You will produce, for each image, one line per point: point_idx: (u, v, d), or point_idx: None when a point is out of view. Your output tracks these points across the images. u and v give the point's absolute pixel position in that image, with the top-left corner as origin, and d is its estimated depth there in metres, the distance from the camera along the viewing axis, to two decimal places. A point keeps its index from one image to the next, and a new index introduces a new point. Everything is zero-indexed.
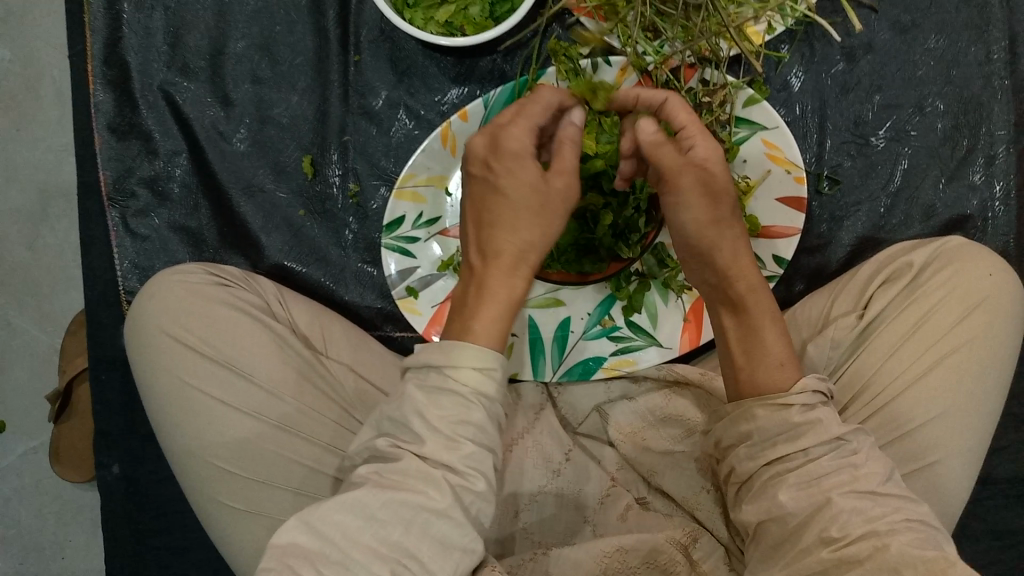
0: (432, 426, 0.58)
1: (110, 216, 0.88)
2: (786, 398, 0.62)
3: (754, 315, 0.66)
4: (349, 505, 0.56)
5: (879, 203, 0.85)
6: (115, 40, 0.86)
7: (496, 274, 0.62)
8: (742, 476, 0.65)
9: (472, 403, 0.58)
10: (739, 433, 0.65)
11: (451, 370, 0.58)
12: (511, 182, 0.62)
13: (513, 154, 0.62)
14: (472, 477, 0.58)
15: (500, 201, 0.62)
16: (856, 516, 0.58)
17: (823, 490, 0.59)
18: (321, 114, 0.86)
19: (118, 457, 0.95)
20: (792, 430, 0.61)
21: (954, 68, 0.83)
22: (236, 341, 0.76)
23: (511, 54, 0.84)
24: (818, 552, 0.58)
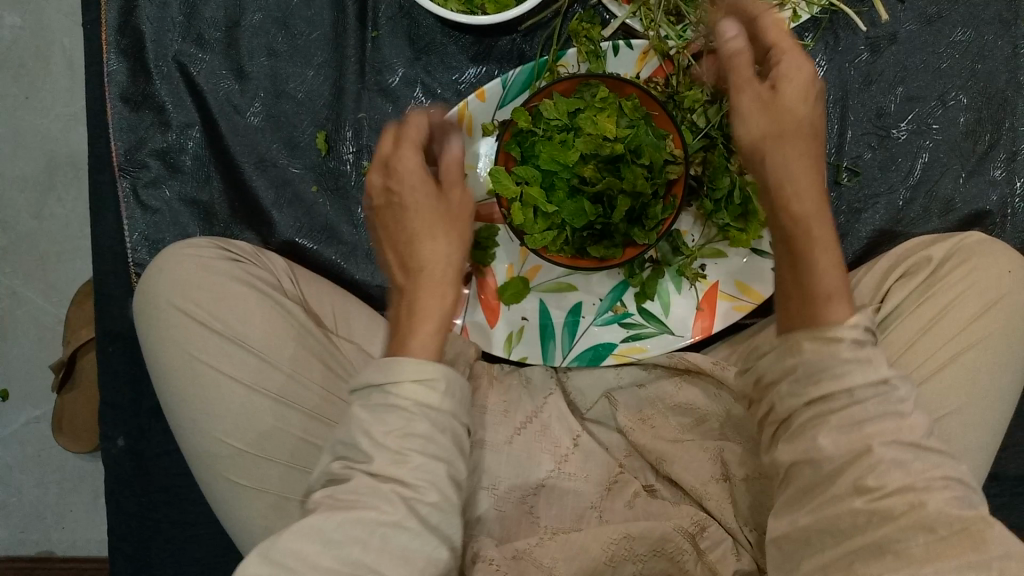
0: (377, 441, 0.55)
1: (121, 187, 0.87)
2: (835, 330, 0.54)
3: (812, 239, 0.57)
4: (304, 530, 0.53)
5: (898, 196, 0.84)
6: (129, 8, 0.84)
7: (433, 292, 0.60)
8: (779, 415, 0.57)
9: (416, 416, 0.55)
10: (783, 367, 0.56)
11: (392, 386, 0.56)
12: (421, 205, 0.63)
13: (406, 174, 0.63)
14: (423, 489, 0.55)
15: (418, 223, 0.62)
16: (898, 469, 0.52)
17: (864, 437, 0.53)
18: (337, 89, 0.85)
19: (123, 430, 0.94)
20: (840, 366, 0.54)
21: (981, 61, 0.82)
22: (247, 318, 0.75)
23: (532, 34, 0.83)
24: (851, 502, 0.52)
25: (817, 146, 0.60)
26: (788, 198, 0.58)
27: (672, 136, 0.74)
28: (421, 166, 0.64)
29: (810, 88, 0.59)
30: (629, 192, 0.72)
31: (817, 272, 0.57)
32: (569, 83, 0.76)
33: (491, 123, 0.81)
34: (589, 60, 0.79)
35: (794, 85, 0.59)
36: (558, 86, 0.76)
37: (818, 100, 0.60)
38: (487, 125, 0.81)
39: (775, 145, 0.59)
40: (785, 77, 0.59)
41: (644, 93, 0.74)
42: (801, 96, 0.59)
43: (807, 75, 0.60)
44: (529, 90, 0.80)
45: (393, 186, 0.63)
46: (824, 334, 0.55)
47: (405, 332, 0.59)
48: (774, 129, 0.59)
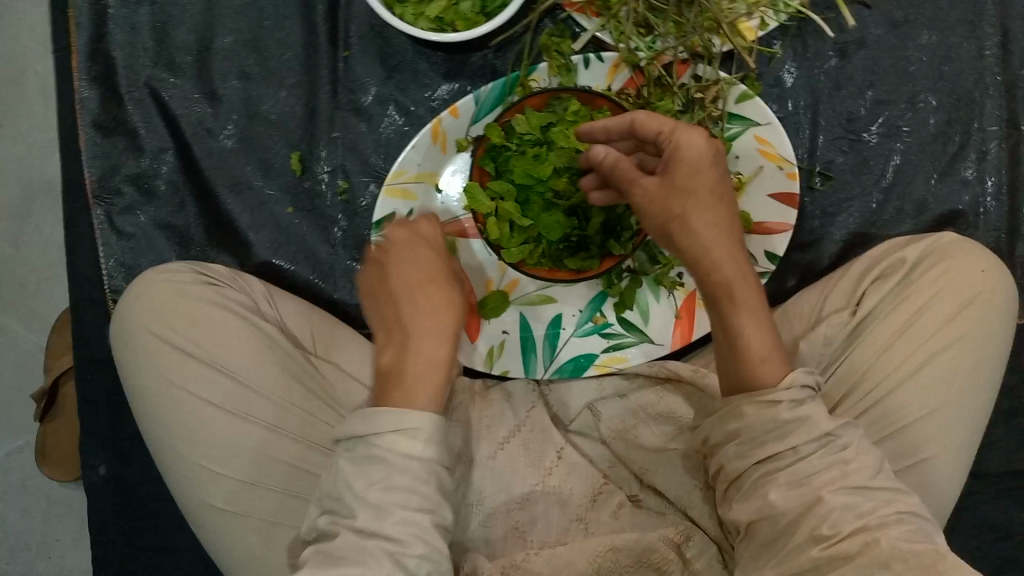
0: (361, 496, 0.58)
1: (96, 214, 0.86)
2: (774, 394, 0.60)
3: (739, 304, 0.63)
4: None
5: (872, 198, 0.85)
6: (100, 35, 0.84)
7: (426, 344, 0.65)
8: (732, 474, 0.64)
9: (398, 467, 0.58)
10: (727, 431, 0.64)
11: (375, 438, 0.59)
12: (410, 274, 0.69)
13: (395, 266, 0.70)
14: (408, 541, 0.57)
15: (398, 292, 0.68)
16: (848, 512, 0.58)
17: (813, 489, 0.59)
18: (310, 110, 0.85)
19: (105, 458, 0.94)
20: (780, 428, 0.60)
21: (947, 63, 0.83)
22: (225, 342, 0.75)
23: (502, 49, 0.83)
24: (809, 550, 0.57)
25: (724, 205, 0.64)
26: (708, 273, 0.63)
27: None
28: (413, 254, 0.70)
29: (702, 164, 0.62)
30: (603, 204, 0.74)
31: (745, 335, 0.63)
32: (540, 97, 0.75)
33: (466, 139, 0.81)
34: (561, 75, 0.79)
35: (688, 163, 0.62)
36: (530, 102, 0.75)
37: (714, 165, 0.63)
38: (462, 140, 0.81)
39: (685, 221, 0.63)
40: (679, 158, 0.62)
41: (615, 106, 0.73)
42: (695, 173, 0.62)
43: (699, 148, 0.62)
44: (502, 104, 0.80)
45: (386, 276, 0.70)
46: (763, 398, 0.61)
47: (402, 388, 0.63)
48: (679, 209, 0.63)
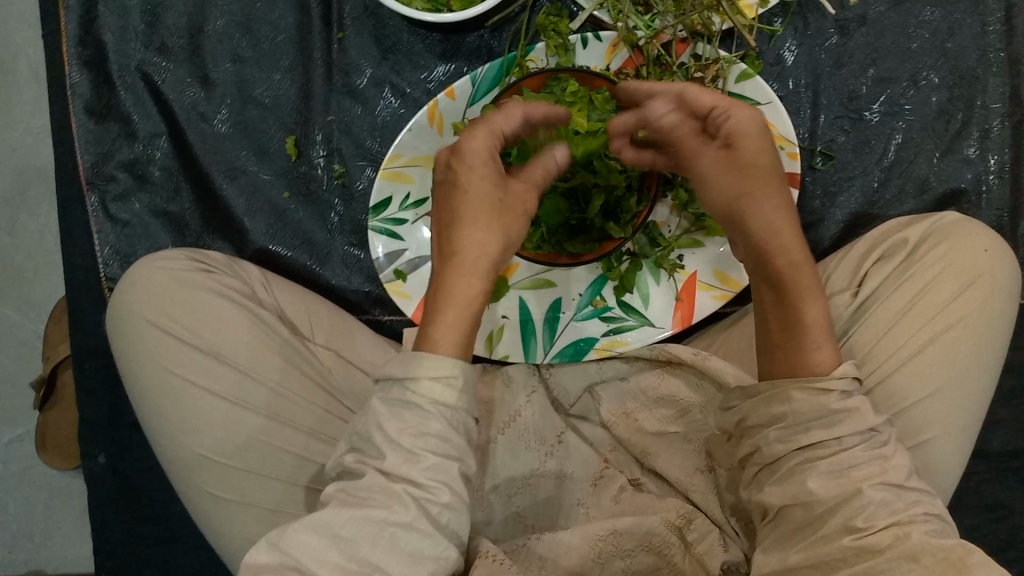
0: (391, 439, 0.56)
1: (89, 201, 0.85)
2: (828, 381, 0.59)
3: (802, 290, 0.63)
4: (314, 525, 0.55)
5: (873, 177, 0.84)
6: (90, 20, 0.83)
7: (462, 282, 0.59)
8: (766, 458, 0.63)
9: (431, 414, 0.56)
10: (770, 415, 0.62)
11: (411, 383, 0.56)
12: (480, 187, 0.60)
13: (474, 157, 0.60)
14: (435, 489, 0.56)
15: (471, 203, 0.60)
16: (883, 508, 0.57)
17: (853, 481, 0.58)
18: (305, 93, 0.83)
19: (104, 446, 0.93)
20: (828, 416, 0.59)
21: (950, 40, 0.82)
22: (221, 328, 0.75)
23: (499, 29, 0.82)
24: (839, 539, 0.57)
25: (783, 189, 0.65)
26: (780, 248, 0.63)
27: None
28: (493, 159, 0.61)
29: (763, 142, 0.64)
30: (603, 186, 0.72)
31: (808, 322, 0.62)
32: (538, 78, 0.73)
33: (462, 122, 0.79)
34: (558, 54, 0.78)
35: (751, 141, 0.64)
36: (528, 82, 0.73)
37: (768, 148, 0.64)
38: (458, 123, 0.79)
39: (753, 199, 0.64)
40: (737, 137, 0.64)
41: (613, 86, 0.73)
42: (756, 153, 0.64)
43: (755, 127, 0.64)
44: (499, 86, 0.79)
45: (455, 162, 0.61)
46: (816, 384, 0.59)
47: (439, 325, 0.58)
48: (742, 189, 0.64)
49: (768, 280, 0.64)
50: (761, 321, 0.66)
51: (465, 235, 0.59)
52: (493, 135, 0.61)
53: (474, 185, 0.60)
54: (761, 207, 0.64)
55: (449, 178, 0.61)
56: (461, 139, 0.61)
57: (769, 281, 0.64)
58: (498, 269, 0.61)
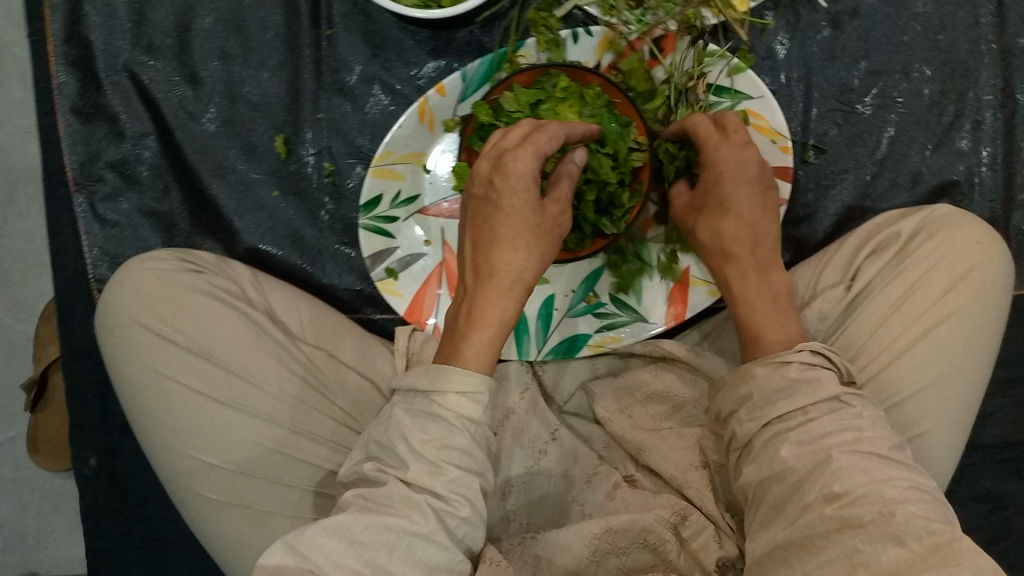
0: (414, 450, 0.57)
1: (77, 202, 0.84)
2: (785, 356, 0.62)
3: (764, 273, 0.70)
4: (332, 528, 0.54)
5: (866, 170, 0.83)
6: (75, 18, 0.82)
7: (495, 301, 0.62)
8: (742, 441, 0.63)
9: (455, 428, 0.57)
10: (739, 396, 0.64)
11: (437, 396, 0.58)
12: (520, 213, 0.62)
13: (518, 183, 0.61)
14: (455, 502, 0.56)
15: (509, 228, 0.62)
16: (860, 474, 0.55)
17: (824, 448, 0.58)
18: (294, 91, 0.83)
19: (95, 449, 0.93)
20: (788, 387, 0.61)
21: (942, 32, 0.82)
22: (212, 329, 0.74)
23: (489, 25, 0.81)
24: (822, 509, 0.55)
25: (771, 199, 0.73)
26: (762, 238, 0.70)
27: (635, 124, 0.72)
28: (534, 182, 0.62)
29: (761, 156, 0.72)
30: (594, 181, 0.71)
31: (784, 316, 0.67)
32: (528, 74, 0.72)
33: (452, 119, 0.79)
34: (548, 50, 0.77)
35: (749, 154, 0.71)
36: (518, 78, 0.72)
37: (740, 183, 0.70)
38: (449, 120, 0.79)
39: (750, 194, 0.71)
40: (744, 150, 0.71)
41: (603, 79, 0.71)
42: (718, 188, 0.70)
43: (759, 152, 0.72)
44: (489, 82, 0.78)
45: (497, 182, 0.62)
46: (780, 359, 0.62)
47: (470, 337, 0.61)
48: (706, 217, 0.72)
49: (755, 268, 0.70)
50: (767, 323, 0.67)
51: (502, 259, 0.62)
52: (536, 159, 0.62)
53: (512, 212, 0.62)
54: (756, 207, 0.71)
55: (490, 198, 0.63)
56: (504, 160, 0.62)
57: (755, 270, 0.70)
58: (529, 287, 0.64)
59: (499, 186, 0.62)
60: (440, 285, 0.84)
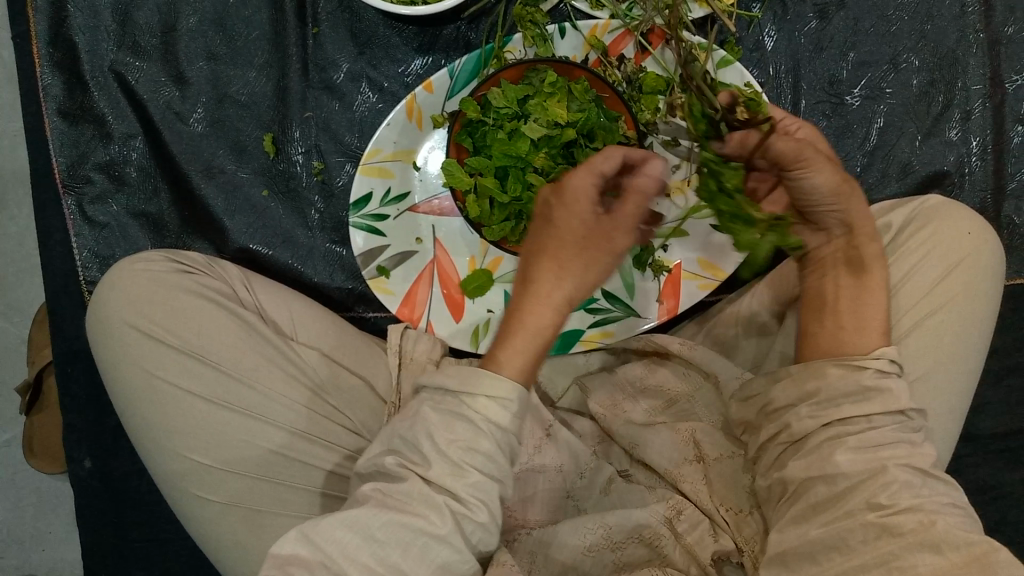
0: (440, 450, 0.55)
1: (66, 204, 0.84)
2: (862, 359, 0.61)
3: (869, 270, 0.66)
4: (351, 521, 0.54)
5: (856, 162, 0.83)
6: (59, 19, 0.82)
7: (540, 313, 0.58)
8: (795, 435, 0.62)
9: (483, 432, 0.55)
10: (802, 392, 0.63)
11: (467, 398, 0.55)
12: (570, 223, 0.57)
13: (578, 198, 0.58)
14: (474, 507, 0.55)
15: (558, 237, 0.58)
16: (907, 490, 0.56)
17: (879, 458, 0.57)
18: (281, 89, 0.82)
19: (90, 452, 0.92)
20: (860, 393, 0.60)
21: (929, 22, 0.82)
22: (202, 330, 0.74)
23: (476, 21, 0.81)
24: (863, 516, 0.56)
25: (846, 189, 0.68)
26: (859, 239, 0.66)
27: (623, 118, 0.72)
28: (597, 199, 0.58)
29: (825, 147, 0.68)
30: None
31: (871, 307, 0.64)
32: (515, 70, 0.72)
33: (441, 115, 0.79)
34: (535, 45, 0.77)
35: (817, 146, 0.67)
36: (506, 74, 0.72)
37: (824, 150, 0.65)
38: (437, 116, 0.79)
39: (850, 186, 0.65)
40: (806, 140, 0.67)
41: (591, 74, 0.71)
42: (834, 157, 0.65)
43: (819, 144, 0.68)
44: (477, 78, 0.78)
45: (553, 197, 0.59)
46: (852, 362, 0.61)
47: (509, 344, 0.57)
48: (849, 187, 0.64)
49: (846, 266, 0.66)
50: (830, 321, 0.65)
51: (546, 268, 0.58)
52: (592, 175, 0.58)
53: (564, 222, 0.58)
54: (853, 201, 0.65)
55: (546, 211, 0.59)
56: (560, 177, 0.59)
57: (848, 267, 0.66)
58: (573, 304, 0.59)
59: (552, 198, 0.59)
60: (432, 283, 0.83)
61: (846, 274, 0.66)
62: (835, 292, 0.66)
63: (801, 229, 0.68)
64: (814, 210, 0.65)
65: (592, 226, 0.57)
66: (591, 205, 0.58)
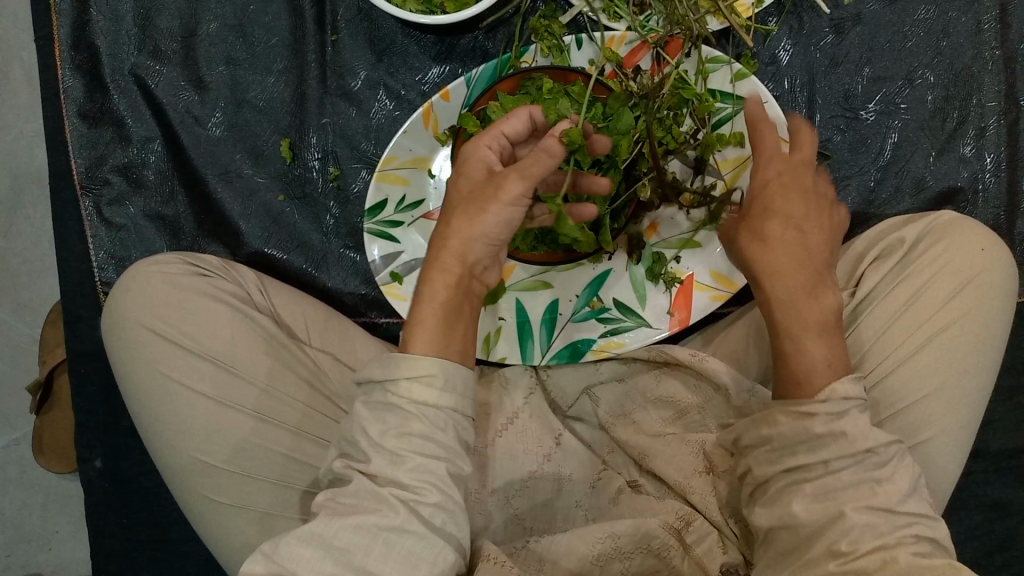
0: (376, 443, 0.56)
1: (84, 206, 0.85)
2: (808, 407, 0.59)
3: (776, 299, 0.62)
4: (306, 535, 0.55)
5: (869, 177, 0.84)
6: (82, 23, 0.83)
7: (436, 278, 0.60)
8: (757, 479, 0.63)
9: (412, 415, 0.56)
10: (758, 435, 0.62)
11: (392, 385, 0.57)
12: (465, 185, 0.62)
13: (468, 164, 0.62)
14: (422, 490, 0.55)
15: (449, 203, 0.62)
16: (869, 531, 0.56)
17: (837, 503, 0.57)
18: (299, 95, 0.83)
19: (101, 451, 0.93)
20: (814, 440, 0.58)
21: (945, 38, 0.82)
22: (217, 332, 0.74)
23: (494, 30, 0.82)
24: (826, 564, 0.56)
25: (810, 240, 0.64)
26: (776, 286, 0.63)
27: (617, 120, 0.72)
28: (487, 159, 0.63)
29: (779, 192, 0.64)
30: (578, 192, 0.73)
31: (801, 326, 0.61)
32: (512, 80, 0.74)
33: (444, 133, 0.80)
34: (552, 56, 0.78)
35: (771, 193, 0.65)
36: (502, 86, 0.74)
37: (796, 196, 0.65)
38: (442, 134, 0.80)
39: (757, 242, 0.64)
40: (761, 188, 0.65)
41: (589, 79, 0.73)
42: (776, 202, 0.64)
43: (773, 190, 0.65)
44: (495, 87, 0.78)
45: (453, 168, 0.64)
46: (800, 407, 0.59)
47: (413, 318, 0.59)
48: (754, 234, 0.64)
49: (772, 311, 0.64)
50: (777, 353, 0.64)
51: (441, 231, 0.61)
52: (492, 141, 0.64)
53: (460, 185, 0.62)
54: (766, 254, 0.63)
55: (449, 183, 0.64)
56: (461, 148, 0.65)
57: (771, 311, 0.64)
58: (471, 258, 0.60)
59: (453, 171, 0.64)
60: None
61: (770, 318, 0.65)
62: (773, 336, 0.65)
63: None
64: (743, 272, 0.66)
65: (479, 182, 0.61)
66: (484, 166, 0.62)
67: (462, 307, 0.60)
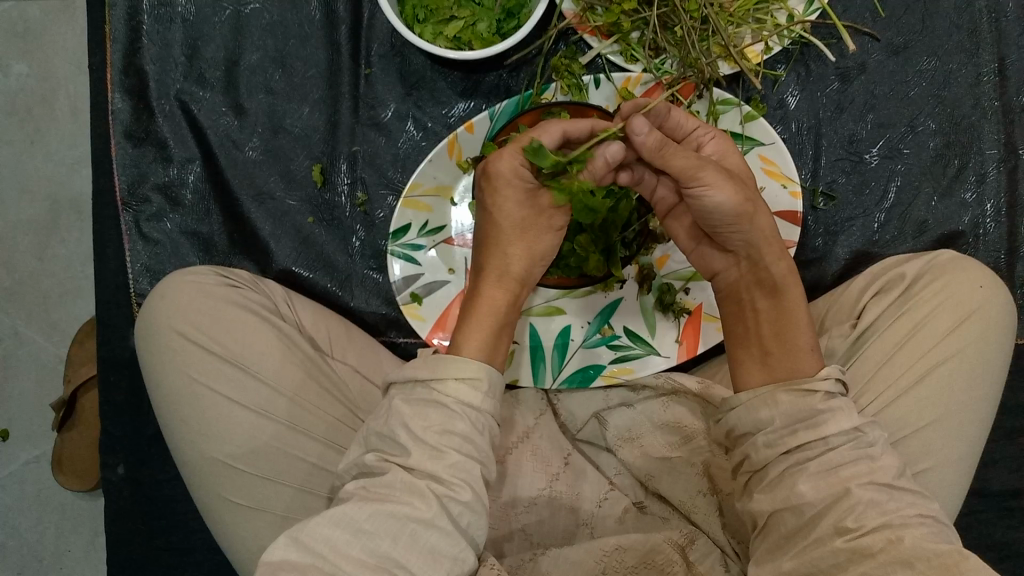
0: (418, 437, 0.60)
1: (124, 220, 0.90)
2: (811, 384, 0.64)
3: (789, 299, 0.70)
4: (337, 518, 0.58)
5: (874, 218, 0.87)
6: (133, 50, 0.88)
7: (497, 293, 0.70)
8: (755, 465, 0.66)
9: (456, 414, 0.61)
10: (755, 420, 0.66)
11: (438, 384, 0.62)
12: (511, 208, 0.68)
13: (506, 178, 0.67)
14: (457, 487, 0.59)
15: (500, 227, 0.69)
16: (872, 508, 0.59)
17: (841, 481, 0.61)
18: (332, 124, 0.88)
19: (124, 459, 0.96)
20: (812, 417, 0.63)
21: (945, 89, 0.86)
22: (246, 339, 0.78)
23: (517, 69, 0.87)
24: (832, 542, 0.59)
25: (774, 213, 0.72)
26: (765, 261, 0.70)
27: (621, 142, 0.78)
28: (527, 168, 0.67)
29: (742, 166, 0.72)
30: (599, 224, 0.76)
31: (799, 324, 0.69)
32: (534, 115, 0.80)
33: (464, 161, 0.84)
34: (570, 94, 0.83)
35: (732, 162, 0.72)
36: (524, 120, 0.80)
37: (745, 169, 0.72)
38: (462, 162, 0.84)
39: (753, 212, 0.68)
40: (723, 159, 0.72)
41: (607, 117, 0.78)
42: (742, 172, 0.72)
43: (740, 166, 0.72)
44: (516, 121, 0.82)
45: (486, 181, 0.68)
46: (801, 386, 0.64)
47: (466, 326, 0.68)
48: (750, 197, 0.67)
49: (766, 287, 0.71)
50: (748, 334, 0.71)
51: (495, 254, 0.70)
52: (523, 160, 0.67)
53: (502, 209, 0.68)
54: (758, 221, 0.68)
55: (482, 193, 0.69)
56: (492, 157, 0.67)
57: (767, 288, 0.71)
58: (525, 281, 0.71)
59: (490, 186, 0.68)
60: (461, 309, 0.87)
61: (760, 296, 0.71)
62: (753, 316, 0.71)
63: (708, 252, 0.73)
64: (722, 234, 0.69)
65: (527, 211, 0.68)
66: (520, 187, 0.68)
67: (511, 318, 0.71)
